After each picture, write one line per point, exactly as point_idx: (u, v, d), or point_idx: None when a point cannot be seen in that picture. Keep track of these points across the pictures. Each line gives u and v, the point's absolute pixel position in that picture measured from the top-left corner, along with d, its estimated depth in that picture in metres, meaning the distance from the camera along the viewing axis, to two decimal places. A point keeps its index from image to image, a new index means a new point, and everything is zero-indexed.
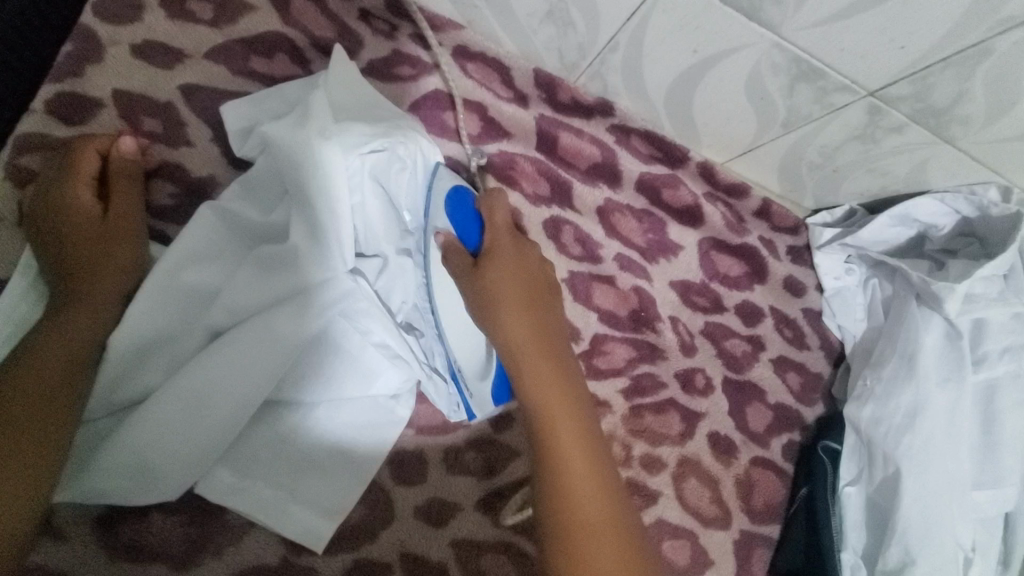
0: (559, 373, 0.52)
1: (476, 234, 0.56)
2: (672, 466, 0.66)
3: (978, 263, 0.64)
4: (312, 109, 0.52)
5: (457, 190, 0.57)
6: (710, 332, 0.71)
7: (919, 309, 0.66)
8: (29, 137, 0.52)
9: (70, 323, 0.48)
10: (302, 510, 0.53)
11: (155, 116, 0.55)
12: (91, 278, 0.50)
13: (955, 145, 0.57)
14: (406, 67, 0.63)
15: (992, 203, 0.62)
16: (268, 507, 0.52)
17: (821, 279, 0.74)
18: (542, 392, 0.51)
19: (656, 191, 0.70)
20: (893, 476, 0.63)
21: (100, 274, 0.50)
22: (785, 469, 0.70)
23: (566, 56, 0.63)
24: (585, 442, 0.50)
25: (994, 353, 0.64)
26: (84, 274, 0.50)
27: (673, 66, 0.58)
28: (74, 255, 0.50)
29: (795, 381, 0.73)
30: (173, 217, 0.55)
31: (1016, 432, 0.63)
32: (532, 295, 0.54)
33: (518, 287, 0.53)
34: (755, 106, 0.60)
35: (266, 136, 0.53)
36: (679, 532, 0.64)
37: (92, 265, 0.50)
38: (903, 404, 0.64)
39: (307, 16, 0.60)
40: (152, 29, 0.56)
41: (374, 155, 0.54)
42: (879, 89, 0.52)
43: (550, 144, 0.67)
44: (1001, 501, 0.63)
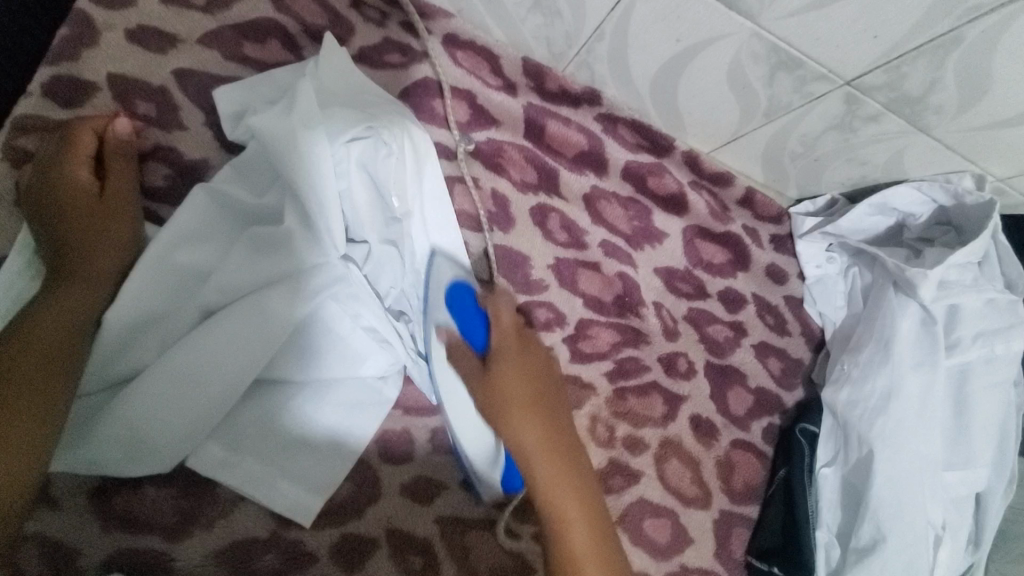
0: (559, 457, 0.54)
1: (482, 334, 0.59)
2: (654, 447, 0.68)
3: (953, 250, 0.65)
4: (299, 97, 0.53)
5: (457, 284, 0.59)
6: (694, 318, 0.73)
7: (896, 296, 0.68)
8: (26, 119, 0.53)
9: (66, 297, 0.49)
10: (291, 484, 0.55)
11: (149, 100, 0.56)
12: (87, 255, 0.51)
13: (931, 134, 0.58)
14: (396, 54, 0.65)
15: (967, 191, 0.64)
16: (258, 482, 0.54)
17: (803, 268, 0.76)
18: (545, 481, 0.53)
19: (641, 179, 0.71)
20: (867, 458, 0.65)
21: (96, 251, 0.51)
22: (765, 452, 0.72)
23: (554, 44, 0.64)
24: (568, 474, 0.53)
25: (968, 338, 0.66)
26: (81, 250, 0.51)
27: (657, 54, 0.60)
28: (71, 231, 0.51)
29: (775, 366, 0.75)
30: (167, 198, 0.57)
31: (986, 414, 0.65)
32: (534, 400, 0.56)
33: (523, 388, 0.55)
34: (737, 94, 0.61)
35: (254, 125, 0.54)
36: (660, 511, 0.66)
37: (90, 242, 0.51)
38: (878, 388, 0.66)
39: (299, 4, 0.62)
40: (146, 14, 0.57)
41: (358, 142, 0.55)
42: (855, 78, 0.54)
43: (538, 132, 0.68)
44: (971, 481, 0.65)
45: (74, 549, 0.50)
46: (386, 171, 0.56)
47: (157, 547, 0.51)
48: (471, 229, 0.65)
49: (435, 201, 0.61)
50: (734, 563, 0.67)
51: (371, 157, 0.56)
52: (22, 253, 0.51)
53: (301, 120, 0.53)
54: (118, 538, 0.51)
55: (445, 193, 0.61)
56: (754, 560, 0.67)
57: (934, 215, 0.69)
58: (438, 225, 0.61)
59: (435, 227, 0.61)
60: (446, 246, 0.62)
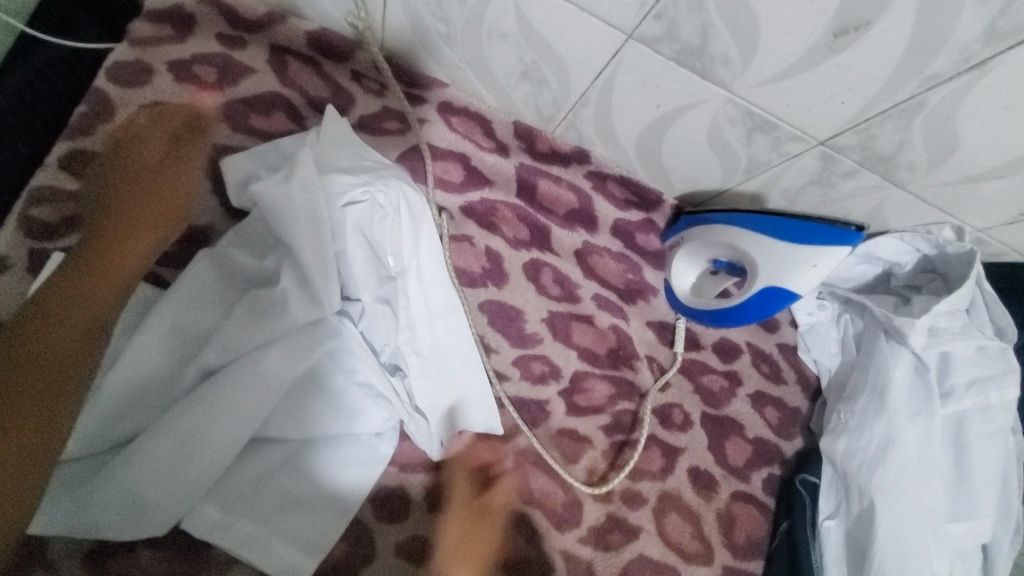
0: None
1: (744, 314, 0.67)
2: (653, 501, 0.68)
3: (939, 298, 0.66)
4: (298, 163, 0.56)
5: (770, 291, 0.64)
6: (687, 368, 0.73)
7: (888, 345, 0.69)
8: (42, 190, 0.56)
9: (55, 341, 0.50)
10: (283, 544, 0.55)
11: (159, 169, 0.59)
12: (83, 302, 0.52)
13: (905, 188, 0.60)
14: (394, 121, 0.68)
15: (947, 241, 0.65)
16: (251, 542, 0.54)
17: (795, 315, 0.78)
18: None
19: (630, 235, 0.74)
20: (868, 510, 0.64)
21: (87, 296, 0.53)
22: (766, 503, 0.72)
23: (543, 110, 0.68)
24: None
25: (961, 387, 0.65)
26: (74, 295, 0.52)
27: (641, 118, 0.63)
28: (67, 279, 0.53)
29: (773, 416, 0.75)
30: (172, 263, 0.59)
31: (988, 464, 0.64)
32: None
33: None
34: (717, 153, 0.64)
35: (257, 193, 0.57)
36: (661, 568, 0.65)
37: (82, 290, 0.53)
38: (875, 437, 0.65)
39: (303, 78, 0.66)
40: (160, 91, 0.61)
41: (354, 206, 0.58)
42: (827, 139, 0.57)
43: (530, 192, 0.71)
44: (976, 533, 0.63)
45: None
46: (383, 232, 0.59)
47: None
48: (466, 285, 0.67)
49: (432, 257, 0.62)
50: None
51: (368, 219, 0.58)
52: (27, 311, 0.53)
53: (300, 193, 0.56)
54: None
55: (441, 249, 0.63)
56: None
57: (920, 264, 0.70)
58: (434, 281, 0.63)
59: (429, 284, 0.62)
60: (440, 301, 0.63)
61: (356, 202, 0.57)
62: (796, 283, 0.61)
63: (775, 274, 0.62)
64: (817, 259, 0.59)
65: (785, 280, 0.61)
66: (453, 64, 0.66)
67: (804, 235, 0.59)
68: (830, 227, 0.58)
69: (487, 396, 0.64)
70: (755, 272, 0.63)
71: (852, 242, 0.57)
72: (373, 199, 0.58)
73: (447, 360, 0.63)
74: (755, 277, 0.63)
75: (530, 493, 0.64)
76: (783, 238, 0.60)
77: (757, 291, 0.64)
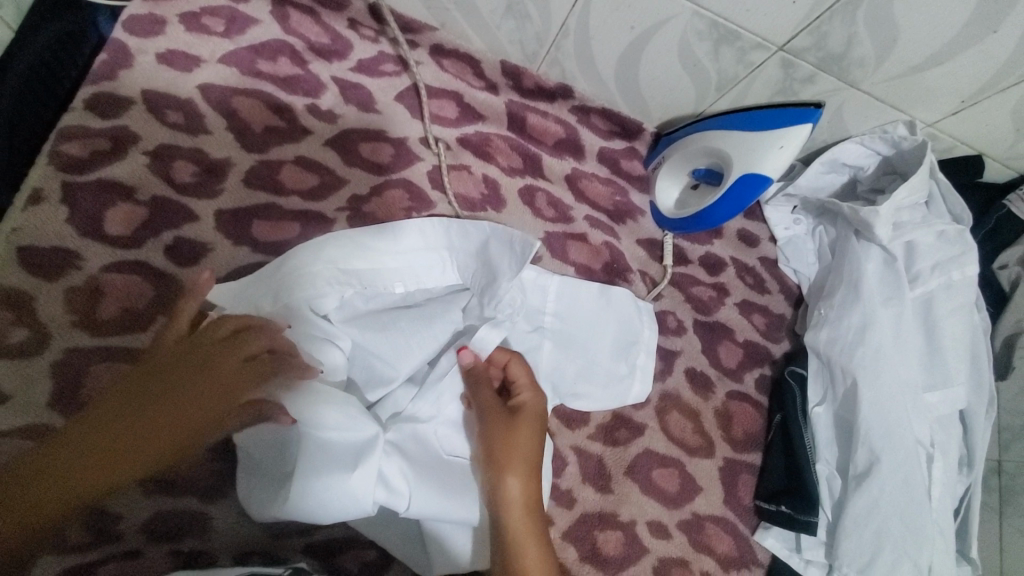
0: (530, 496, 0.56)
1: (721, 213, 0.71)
2: (655, 401, 0.73)
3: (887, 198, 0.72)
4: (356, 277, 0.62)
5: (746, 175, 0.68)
6: (678, 281, 0.78)
7: (859, 243, 0.75)
8: (71, 129, 0.60)
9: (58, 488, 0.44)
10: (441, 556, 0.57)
11: (178, 110, 0.64)
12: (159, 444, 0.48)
13: (860, 88, 0.67)
14: (390, 65, 0.74)
15: (902, 138, 0.71)
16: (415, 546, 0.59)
17: (773, 231, 0.84)
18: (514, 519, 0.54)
19: (616, 161, 0.80)
20: (852, 388, 0.69)
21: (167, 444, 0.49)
22: (760, 401, 0.77)
23: (527, 47, 0.75)
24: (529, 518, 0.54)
25: (927, 271, 0.72)
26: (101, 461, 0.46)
27: (617, 43, 0.70)
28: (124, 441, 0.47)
29: (760, 322, 0.80)
30: (193, 192, 0.62)
31: (954, 336, 0.70)
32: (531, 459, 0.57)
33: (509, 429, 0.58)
34: (690, 73, 0.71)
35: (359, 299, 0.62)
36: (667, 461, 0.71)
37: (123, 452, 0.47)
38: (853, 323, 0.71)
39: (303, 27, 0.72)
40: (174, 40, 0.66)
41: (339, 281, 0.61)
42: (786, 44, 0.63)
43: (520, 124, 0.77)
44: (953, 399, 0.69)
45: (115, 513, 0.52)
46: (422, 275, 0.66)
47: (196, 508, 0.55)
48: (466, 209, 0.71)
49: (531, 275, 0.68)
50: (744, 509, 0.71)
51: (355, 246, 0.62)
52: (76, 236, 0.57)
53: (309, 252, 0.60)
54: (159, 501, 0.54)
55: (535, 241, 0.63)
56: (763, 503, 0.70)
57: (880, 167, 0.77)
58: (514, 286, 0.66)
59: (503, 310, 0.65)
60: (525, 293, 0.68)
61: (332, 303, 0.60)
62: (769, 164, 0.66)
63: (750, 161, 0.68)
64: (783, 140, 0.66)
65: (758, 166, 0.67)
66: (443, 7, 0.73)
67: (773, 121, 0.66)
68: (793, 109, 0.65)
69: (641, 363, 0.71)
70: (730, 165, 0.69)
71: (812, 118, 0.64)
72: (340, 292, 0.61)
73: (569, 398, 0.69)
74: (732, 170, 0.69)
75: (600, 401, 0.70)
76: (755, 127, 0.67)
77: (735, 181, 0.69)
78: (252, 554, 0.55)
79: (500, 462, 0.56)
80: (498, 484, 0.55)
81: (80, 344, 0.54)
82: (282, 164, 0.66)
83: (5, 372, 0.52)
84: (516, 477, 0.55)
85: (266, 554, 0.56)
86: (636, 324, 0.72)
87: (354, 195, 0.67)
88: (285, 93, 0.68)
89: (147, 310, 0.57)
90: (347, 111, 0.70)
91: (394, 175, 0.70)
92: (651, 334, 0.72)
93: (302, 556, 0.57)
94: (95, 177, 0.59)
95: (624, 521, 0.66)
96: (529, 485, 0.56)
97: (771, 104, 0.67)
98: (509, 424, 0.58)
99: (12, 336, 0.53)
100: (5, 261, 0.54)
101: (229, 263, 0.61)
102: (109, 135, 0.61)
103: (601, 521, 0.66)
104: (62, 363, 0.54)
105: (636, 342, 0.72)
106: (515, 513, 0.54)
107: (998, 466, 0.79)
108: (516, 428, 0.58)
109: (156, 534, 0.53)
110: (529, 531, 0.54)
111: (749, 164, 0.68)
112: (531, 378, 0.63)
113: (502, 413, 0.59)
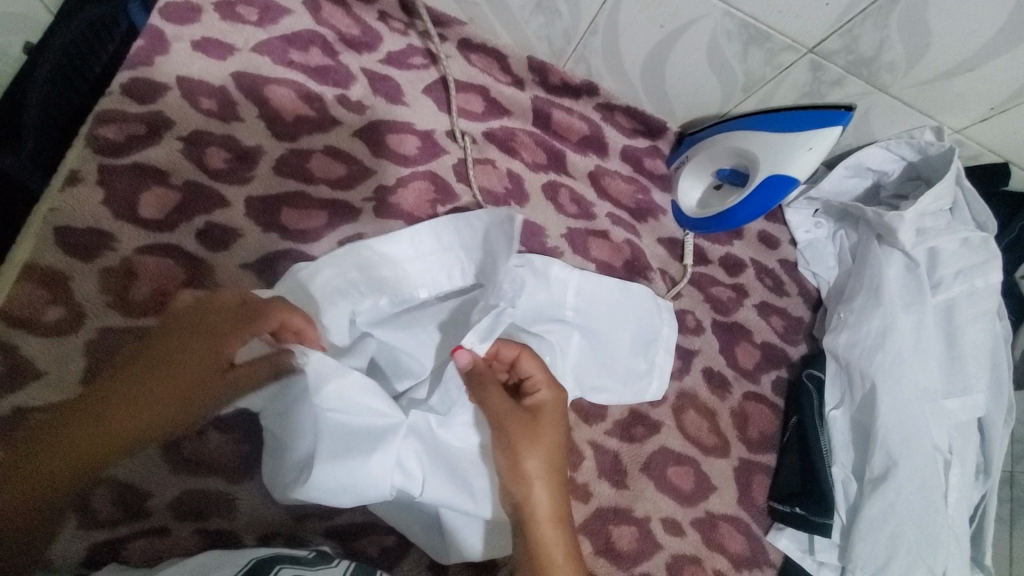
0: (557, 501, 0.54)
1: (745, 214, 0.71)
2: (671, 399, 0.73)
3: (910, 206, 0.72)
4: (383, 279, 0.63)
5: (772, 176, 0.69)
6: (697, 280, 0.79)
7: (881, 248, 0.74)
8: (108, 113, 0.61)
9: (69, 450, 0.48)
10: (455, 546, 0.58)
11: (211, 97, 0.65)
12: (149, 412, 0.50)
13: (888, 93, 0.67)
14: (418, 57, 0.75)
15: (929, 143, 0.71)
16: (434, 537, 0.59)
17: (793, 234, 0.84)
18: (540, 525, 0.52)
19: (639, 159, 0.80)
20: (870, 392, 0.69)
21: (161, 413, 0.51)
22: (776, 403, 0.77)
23: (555, 43, 0.75)
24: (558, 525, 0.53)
25: (949, 277, 0.71)
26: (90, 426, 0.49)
27: (646, 41, 0.70)
28: (119, 410, 0.50)
29: (778, 323, 0.80)
30: (224, 178, 0.63)
31: (975, 344, 0.69)
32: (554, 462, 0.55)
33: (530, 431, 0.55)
34: (717, 73, 0.71)
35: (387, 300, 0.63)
36: (682, 459, 0.71)
37: (116, 417, 0.49)
38: (874, 328, 0.71)
39: (334, 18, 0.73)
40: (209, 28, 0.67)
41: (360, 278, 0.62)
42: (816, 46, 0.63)
43: (545, 120, 0.77)
44: (972, 407, 0.69)
45: (144, 490, 0.54)
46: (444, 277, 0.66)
47: (222, 489, 0.56)
48: (491, 203, 0.72)
49: (538, 264, 0.68)
50: (757, 510, 0.72)
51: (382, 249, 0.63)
52: (112, 219, 0.58)
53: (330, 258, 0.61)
54: (186, 480, 0.55)
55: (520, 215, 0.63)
56: (777, 504, 0.71)
57: (905, 172, 0.76)
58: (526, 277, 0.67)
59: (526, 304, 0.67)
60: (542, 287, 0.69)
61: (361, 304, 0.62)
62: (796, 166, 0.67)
63: (776, 163, 0.68)
64: (811, 142, 0.66)
65: (784, 167, 0.67)
66: (473, 1, 0.73)
67: (801, 123, 0.66)
68: (822, 111, 0.65)
69: (660, 361, 0.72)
70: (756, 166, 0.70)
71: (842, 121, 0.64)
72: (368, 292, 0.62)
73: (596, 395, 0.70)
74: (757, 171, 0.69)
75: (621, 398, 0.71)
76: (782, 128, 0.68)
77: (760, 182, 0.69)
78: (275, 534, 0.56)
79: (526, 470, 0.53)
80: (523, 491, 0.53)
81: (113, 324, 0.56)
82: (312, 153, 0.67)
83: (41, 350, 0.53)
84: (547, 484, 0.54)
85: (289, 536, 0.57)
86: (654, 322, 0.73)
87: (381, 186, 0.68)
88: (315, 83, 0.69)
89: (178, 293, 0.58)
90: (376, 102, 0.71)
91: (420, 167, 0.70)
92: (671, 334, 0.73)
93: (323, 538, 0.57)
94: (131, 160, 0.60)
95: (639, 516, 0.67)
96: (555, 490, 0.54)
97: (799, 106, 0.67)
98: (533, 428, 0.55)
99: (49, 314, 0.54)
100: (42, 240, 0.56)
101: (258, 249, 0.62)
102: (145, 120, 0.62)
103: (615, 516, 0.66)
104: (96, 342, 0.55)
105: (655, 340, 0.73)
106: (545, 524, 0.52)
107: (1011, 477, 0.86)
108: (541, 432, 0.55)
109: (183, 512, 0.54)
110: (557, 539, 0.52)
111: (775, 165, 0.68)
112: (547, 374, 0.60)
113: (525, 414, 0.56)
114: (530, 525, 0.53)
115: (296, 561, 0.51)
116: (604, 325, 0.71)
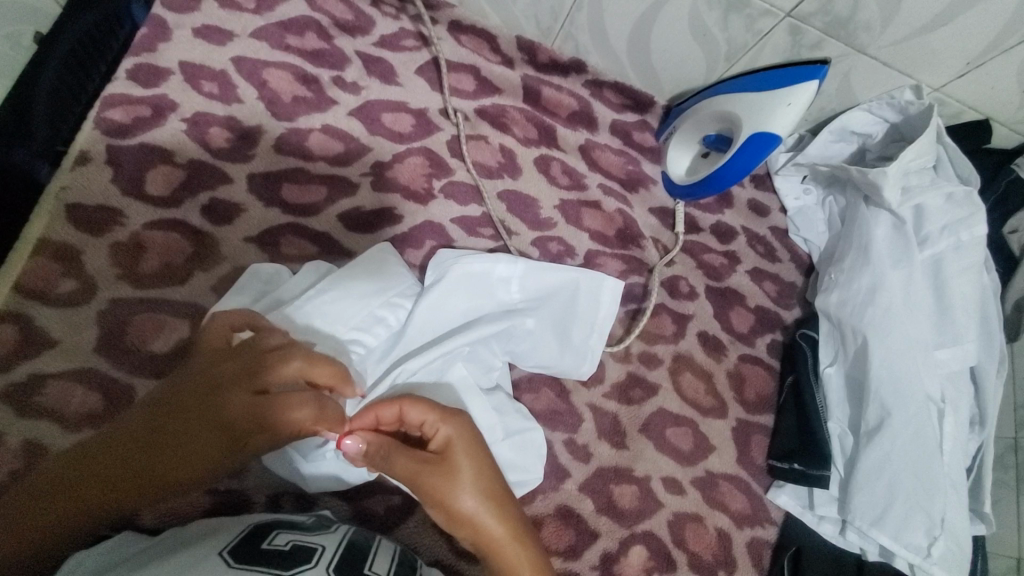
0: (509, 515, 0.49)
1: (732, 179, 0.74)
2: (668, 362, 0.74)
3: (887, 168, 0.73)
4: (336, 281, 0.60)
5: (757, 135, 0.70)
6: (689, 248, 0.81)
7: (868, 209, 0.76)
8: (115, 97, 0.64)
9: (84, 491, 0.44)
10: None
11: (213, 80, 0.68)
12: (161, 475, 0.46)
13: (867, 52, 0.70)
14: (410, 40, 0.78)
15: (909, 102, 0.73)
16: None
17: (783, 202, 0.86)
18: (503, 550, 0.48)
19: (628, 133, 0.83)
20: (862, 346, 0.71)
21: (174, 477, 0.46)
22: (772, 365, 0.78)
23: (543, 21, 0.79)
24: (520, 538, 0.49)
25: (935, 233, 0.73)
26: (91, 484, 0.44)
27: (630, 14, 0.74)
28: (116, 464, 0.45)
29: (771, 288, 0.82)
30: (227, 156, 0.65)
31: (964, 295, 0.71)
32: (485, 484, 0.49)
33: (441, 472, 0.49)
34: (701, 43, 0.74)
35: (342, 301, 0.59)
36: (680, 420, 0.72)
37: (116, 472, 0.45)
38: (863, 285, 0.72)
39: (328, 4, 0.76)
40: (210, 16, 0.71)
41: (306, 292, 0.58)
42: (793, 9, 0.67)
43: (535, 96, 0.80)
44: (963, 356, 0.70)
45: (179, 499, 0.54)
46: (403, 284, 0.63)
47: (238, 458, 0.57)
48: (484, 176, 0.74)
49: (472, 262, 0.65)
50: (756, 469, 0.73)
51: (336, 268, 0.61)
52: (120, 196, 0.61)
53: (311, 268, 0.61)
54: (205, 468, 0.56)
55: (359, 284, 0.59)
56: (776, 461, 0.72)
57: (889, 134, 0.78)
58: (458, 279, 0.64)
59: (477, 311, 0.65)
60: (483, 284, 0.66)
61: (319, 302, 0.58)
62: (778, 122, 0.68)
63: (760, 120, 0.70)
64: (791, 97, 0.68)
65: (767, 125, 0.69)
66: None
67: (782, 81, 0.69)
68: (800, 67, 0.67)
69: (596, 346, 0.68)
70: (741, 126, 0.72)
71: (819, 75, 0.66)
72: (325, 292, 0.59)
73: (561, 373, 0.69)
74: (741, 130, 0.71)
75: (566, 373, 0.68)
76: (765, 88, 0.70)
77: (744, 142, 0.71)
78: (285, 495, 0.58)
79: (458, 510, 0.48)
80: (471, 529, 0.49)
81: (123, 295, 0.58)
82: (310, 131, 0.69)
83: (55, 319, 0.55)
84: (489, 509, 0.49)
85: (298, 496, 0.58)
86: (594, 305, 0.69)
87: (378, 161, 0.70)
88: (312, 66, 0.72)
89: (185, 265, 0.61)
90: (370, 81, 0.74)
91: (414, 143, 0.73)
92: (610, 312, 0.69)
93: (330, 498, 0.59)
94: (138, 141, 0.63)
95: (639, 476, 0.68)
96: (500, 506, 0.49)
97: (778, 65, 0.70)
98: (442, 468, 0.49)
99: (62, 286, 0.56)
100: (55, 216, 0.58)
101: (260, 223, 0.64)
102: (150, 103, 0.65)
103: (616, 475, 0.67)
104: (107, 311, 0.57)
105: (593, 322, 0.68)
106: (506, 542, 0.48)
107: (1016, 443, 0.78)
108: (456, 473, 0.49)
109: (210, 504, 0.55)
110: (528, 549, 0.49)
111: (759, 123, 0.70)
112: (437, 407, 0.51)
113: (427, 462, 0.49)
114: (496, 557, 0.48)
115: (295, 527, 0.47)
116: (552, 318, 0.68)
